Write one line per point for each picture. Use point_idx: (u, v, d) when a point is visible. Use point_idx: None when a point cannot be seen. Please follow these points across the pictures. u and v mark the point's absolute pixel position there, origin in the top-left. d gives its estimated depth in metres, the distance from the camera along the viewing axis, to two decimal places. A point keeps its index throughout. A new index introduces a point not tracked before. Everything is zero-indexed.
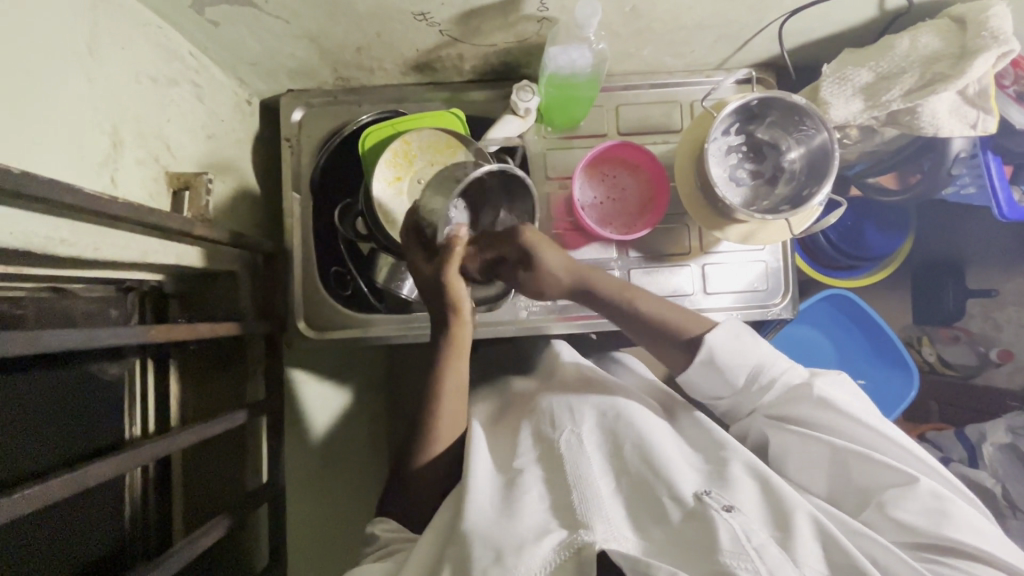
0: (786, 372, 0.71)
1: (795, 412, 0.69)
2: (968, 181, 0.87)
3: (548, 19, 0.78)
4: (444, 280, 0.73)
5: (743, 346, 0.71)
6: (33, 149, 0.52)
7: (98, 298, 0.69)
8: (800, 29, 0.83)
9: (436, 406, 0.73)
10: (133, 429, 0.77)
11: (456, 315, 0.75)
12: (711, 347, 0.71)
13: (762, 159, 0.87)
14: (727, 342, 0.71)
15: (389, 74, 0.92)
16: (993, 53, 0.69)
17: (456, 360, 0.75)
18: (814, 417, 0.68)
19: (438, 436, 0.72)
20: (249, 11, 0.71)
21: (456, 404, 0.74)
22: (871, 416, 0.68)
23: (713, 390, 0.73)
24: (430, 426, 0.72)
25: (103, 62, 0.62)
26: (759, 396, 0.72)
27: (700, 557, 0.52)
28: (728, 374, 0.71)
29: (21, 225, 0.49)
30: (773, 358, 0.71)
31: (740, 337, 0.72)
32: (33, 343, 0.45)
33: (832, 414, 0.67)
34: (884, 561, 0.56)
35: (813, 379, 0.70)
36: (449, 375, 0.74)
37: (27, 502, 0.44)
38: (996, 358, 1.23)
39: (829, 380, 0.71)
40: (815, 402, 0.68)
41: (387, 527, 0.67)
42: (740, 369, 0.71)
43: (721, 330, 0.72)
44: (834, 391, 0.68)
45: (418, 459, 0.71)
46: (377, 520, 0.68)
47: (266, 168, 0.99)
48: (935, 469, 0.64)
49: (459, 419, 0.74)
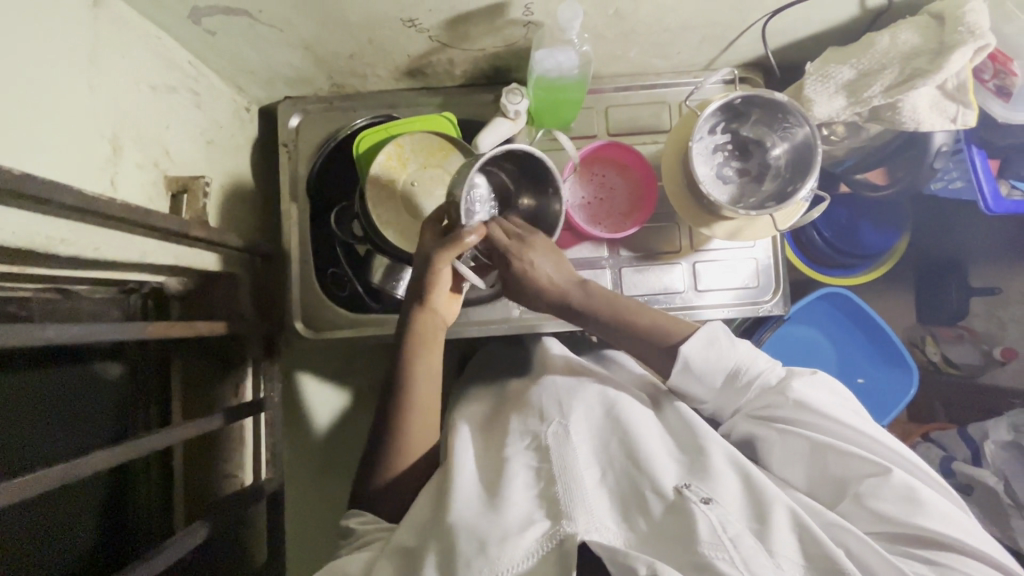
0: (764, 373, 0.72)
1: (774, 414, 0.70)
2: (955, 176, 0.90)
3: (534, 23, 0.80)
4: (433, 263, 0.74)
5: (718, 351, 0.71)
6: (35, 152, 0.55)
7: (103, 299, 0.73)
8: (782, 30, 0.85)
9: (407, 399, 0.75)
10: (136, 425, 0.80)
11: (421, 306, 0.77)
12: (686, 357, 0.71)
13: (748, 157, 0.88)
14: (702, 350, 0.71)
15: (383, 80, 0.94)
16: (970, 47, 0.70)
17: (426, 350, 0.77)
18: (793, 416, 0.68)
19: (411, 424, 0.74)
20: (244, 20, 0.74)
21: (431, 405, 0.76)
22: (849, 413, 0.68)
23: (696, 393, 0.74)
24: (403, 427, 0.74)
25: (104, 71, 0.65)
26: (740, 396, 0.73)
27: (677, 548, 0.53)
28: (706, 378, 0.72)
29: (21, 224, 0.52)
30: (750, 359, 0.72)
31: (716, 343, 0.72)
32: (33, 334, 0.47)
33: (810, 413, 0.67)
34: (860, 553, 0.56)
35: (790, 380, 0.71)
36: (420, 365, 0.76)
37: (24, 489, 0.45)
38: (999, 357, 1.22)
39: (808, 380, 0.71)
40: (792, 405, 0.68)
41: (364, 521, 0.69)
42: (716, 372, 0.71)
43: (697, 340, 0.72)
44: (812, 393, 0.69)
45: (395, 465, 0.73)
46: (352, 516, 0.71)
47: (263, 173, 1.02)
48: (910, 460, 0.65)
49: (433, 418, 0.76)
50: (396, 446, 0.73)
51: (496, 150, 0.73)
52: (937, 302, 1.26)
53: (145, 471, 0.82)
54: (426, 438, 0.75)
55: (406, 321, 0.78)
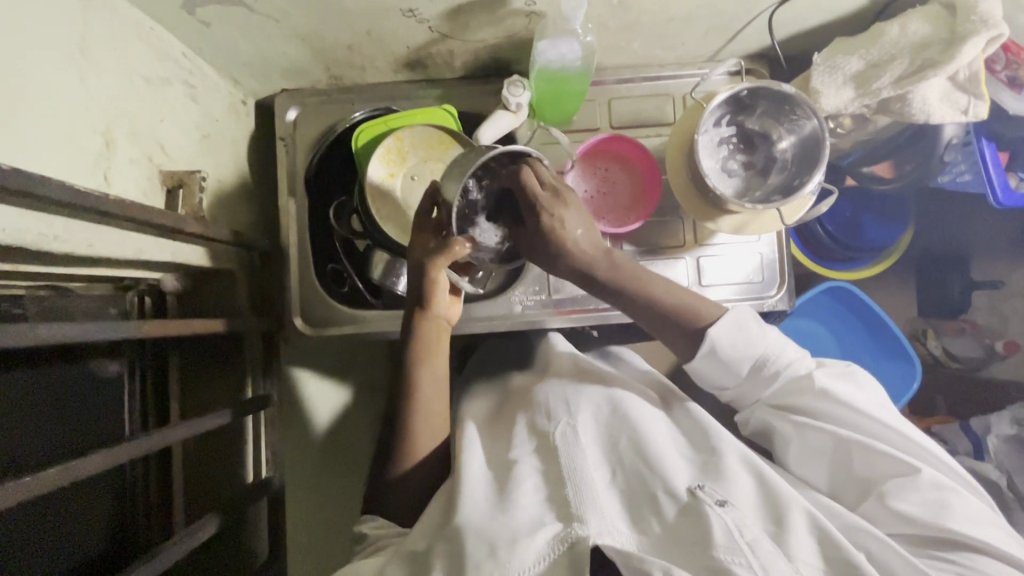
0: (792, 364, 0.70)
1: (800, 404, 0.69)
2: (962, 167, 0.88)
3: (537, 13, 0.78)
4: (428, 270, 0.76)
5: (748, 337, 0.70)
6: (24, 148, 0.53)
7: (96, 297, 0.71)
8: (788, 21, 0.83)
9: (413, 403, 0.74)
10: (134, 424, 0.79)
11: (422, 311, 0.77)
12: (714, 339, 0.70)
13: (754, 150, 0.86)
14: (730, 332, 0.70)
15: (381, 71, 0.93)
16: (983, 37, 0.69)
17: (432, 357, 0.76)
18: (819, 407, 0.68)
19: (419, 423, 0.73)
20: (240, 10, 0.72)
21: (438, 407, 0.75)
22: (877, 408, 0.68)
23: (718, 378, 0.73)
24: (408, 431, 0.73)
25: (96, 63, 0.63)
26: (764, 387, 0.72)
27: (694, 551, 0.52)
28: (732, 364, 0.71)
29: (12, 221, 0.50)
30: (778, 348, 0.71)
31: (745, 327, 0.71)
32: (28, 335, 0.46)
33: (837, 404, 0.67)
34: (881, 554, 0.55)
35: (815, 370, 0.70)
36: (424, 370, 0.75)
37: (21, 492, 0.44)
38: (1002, 351, 1.20)
39: (834, 371, 0.71)
40: (819, 395, 0.68)
41: (377, 525, 0.69)
42: (743, 360, 0.70)
43: (724, 324, 0.71)
44: (838, 384, 0.68)
45: (401, 466, 0.72)
46: (363, 521, 0.70)
47: (260, 168, 1.00)
48: (937, 458, 0.64)
49: (441, 417, 0.75)
50: (402, 443, 0.72)
51: (497, 150, 0.72)
52: (940, 294, 1.26)
53: (145, 470, 0.81)
54: (434, 438, 0.74)
55: (410, 328, 0.77)
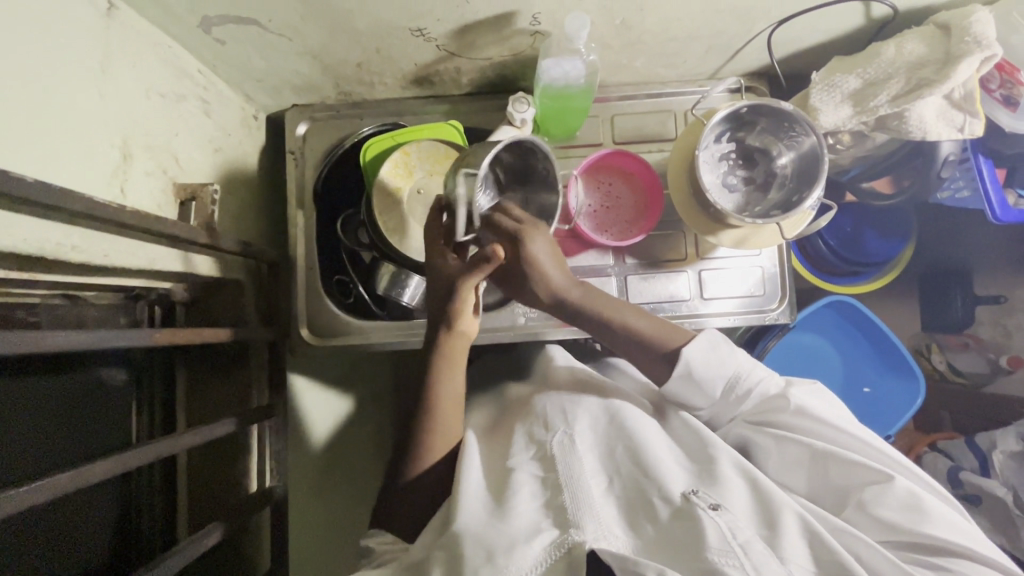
0: (762, 381, 0.72)
1: (773, 420, 0.70)
2: (962, 185, 0.90)
3: (541, 32, 0.80)
4: (456, 287, 0.75)
5: (721, 356, 0.72)
6: (46, 162, 0.55)
7: (110, 306, 0.73)
8: (788, 40, 0.85)
9: (431, 407, 0.76)
10: (140, 430, 0.81)
11: (449, 329, 0.78)
12: (688, 359, 0.71)
13: (753, 165, 0.88)
14: (704, 353, 0.72)
15: (390, 88, 0.95)
16: (976, 57, 0.71)
17: (454, 370, 0.78)
18: (796, 423, 0.68)
19: (436, 431, 0.75)
20: (254, 29, 0.75)
21: (452, 415, 0.77)
22: (848, 423, 0.68)
23: (694, 400, 0.74)
24: (421, 440, 0.74)
25: (116, 80, 0.65)
26: (738, 405, 0.73)
27: (685, 555, 0.53)
28: (705, 385, 0.72)
29: (34, 232, 0.52)
30: (748, 368, 0.73)
31: (717, 347, 0.72)
32: (42, 341, 0.47)
33: (810, 419, 0.68)
34: (869, 557, 0.56)
35: (788, 388, 0.71)
36: (444, 383, 0.77)
37: (31, 497, 0.44)
38: (1007, 365, 1.18)
39: (807, 389, 0.72)
40: (794, 411, 0.69)
41: (383, 540, 0.70)
42: (717, 379, 0.72)
43: (699, 342, 0.72)
44: (812, 401, 0.69)
45: (409, 474, 0.73)
46: (371, 534, 0.71)
47: (270, 181, 1.02)
48: (909, 467, 0.64)
49: (457, 422, 0.77)
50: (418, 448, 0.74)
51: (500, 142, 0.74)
52: (943, 310, 1.25)
53: (150, 477, 0.82)
54: (445, 445, 0.75)
55: (433, 343, 0.78)
